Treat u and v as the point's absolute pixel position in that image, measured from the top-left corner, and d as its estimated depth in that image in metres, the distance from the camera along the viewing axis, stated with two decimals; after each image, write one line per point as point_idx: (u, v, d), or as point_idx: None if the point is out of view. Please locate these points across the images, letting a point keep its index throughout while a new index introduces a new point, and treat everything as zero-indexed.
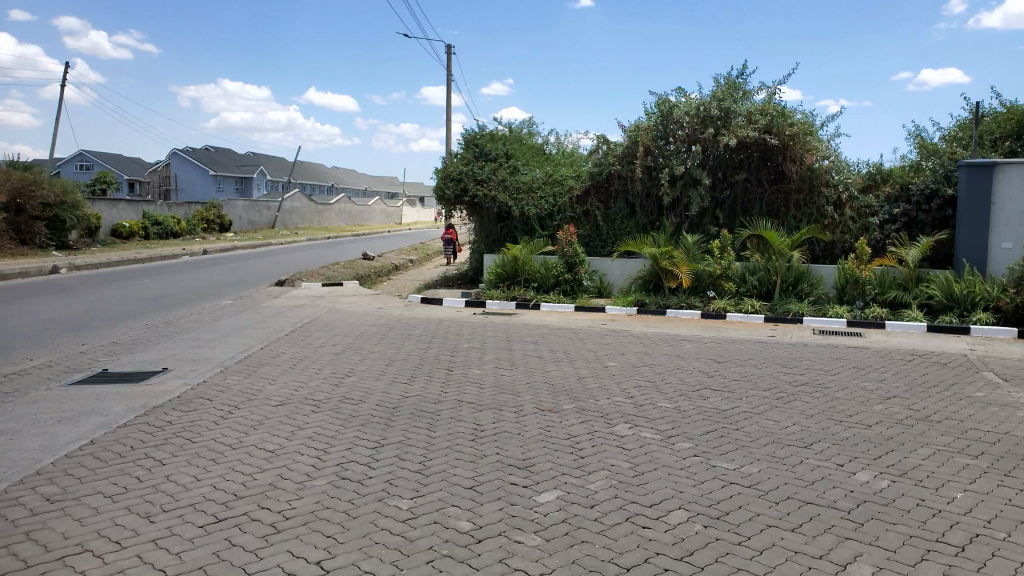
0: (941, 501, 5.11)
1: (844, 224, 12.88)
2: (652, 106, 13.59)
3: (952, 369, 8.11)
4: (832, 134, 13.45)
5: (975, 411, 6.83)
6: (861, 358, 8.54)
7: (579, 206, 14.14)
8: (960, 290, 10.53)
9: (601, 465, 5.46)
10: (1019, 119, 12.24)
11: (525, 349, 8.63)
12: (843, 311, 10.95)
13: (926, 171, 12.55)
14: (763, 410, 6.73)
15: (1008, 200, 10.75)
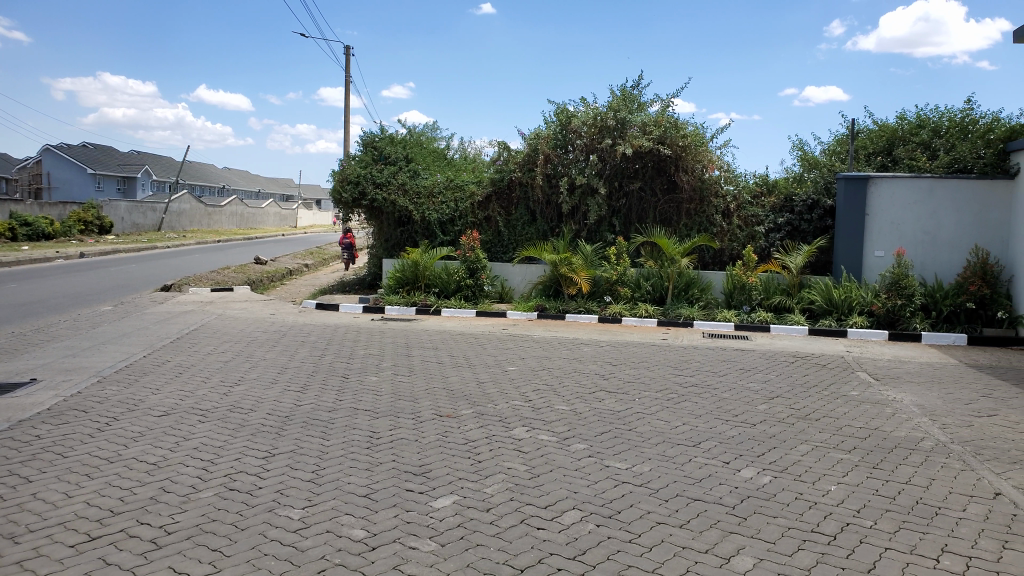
0: (817, 494, 5.42)
1: (732, 233, 13.49)
2: (551, 115, 13.84)
3: (829, 370, 8.61)
4: (722, 146, 14.06)
5: (849, 408, 7.30)
6: (746, 359, 8.96)
7: (480, 211, 14.34)
8: (839, 296, 11.19)
9: (498, 468, 5.50)
10: (889, 136, 13.11)
11: (425, 355, 8.59)
12: (731, 315, 11.47)
13: (807, 183, 13.27)
14: (655, 411, 6.96)
15: (880, 211, 11.53)
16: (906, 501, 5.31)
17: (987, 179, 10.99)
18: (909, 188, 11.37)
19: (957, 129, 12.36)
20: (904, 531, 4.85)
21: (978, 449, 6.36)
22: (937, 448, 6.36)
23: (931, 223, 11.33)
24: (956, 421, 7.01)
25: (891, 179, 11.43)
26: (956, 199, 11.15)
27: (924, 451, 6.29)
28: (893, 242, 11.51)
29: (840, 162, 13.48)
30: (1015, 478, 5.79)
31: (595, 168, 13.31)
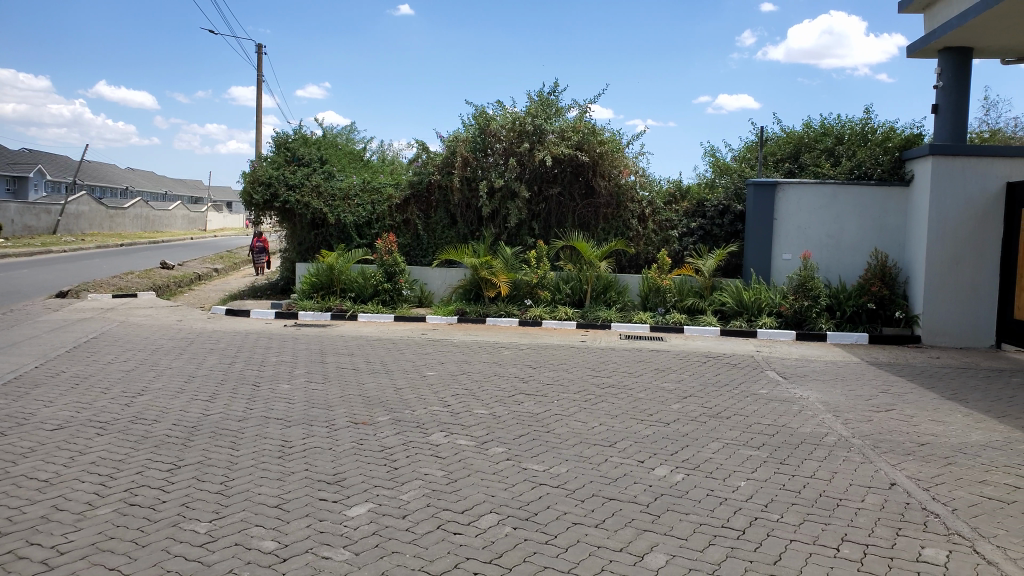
0: (727, 490, 5.59)
1: (647, 237, 13.82)
2: (470, 118, 13.86)
3: (740, 370, 8.91)
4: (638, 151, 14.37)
5: (758, 406, 7.55)
6: (661, 360, 9.16)
7: (398, 214, 14.21)
8: (749, 297, 11.62)
9: (414, 475, 5.45)
10: (795, 143, 13.71)
11: (341, 361, 8.44)
12: (647, 318, 11.72)
13: (719, 189, 13.66)
14: (573, 412, 7.04)
15: (787, 215, 12.03)
16: (810, 495, 5.53)
17: (884, 186, 11.46)
18: (814, 194, 11.89)
19: (856, 136, 13.04)
20: (808, 523, 5.05)
21: (877, 442, 6.70)
22: (840, 442, 6.66)
23: (835, 227, 11.86)
24: (857, 416, 7.36)
25: (798, 186, 11.95)
26: (857, 204, 11.66)
27: (828, 446, 6.57)
28: (800, 245, 12.02)
29: (749, 167, 13.98)
30: (909, 469, 6.12)
31: (515, 172, 13.39)
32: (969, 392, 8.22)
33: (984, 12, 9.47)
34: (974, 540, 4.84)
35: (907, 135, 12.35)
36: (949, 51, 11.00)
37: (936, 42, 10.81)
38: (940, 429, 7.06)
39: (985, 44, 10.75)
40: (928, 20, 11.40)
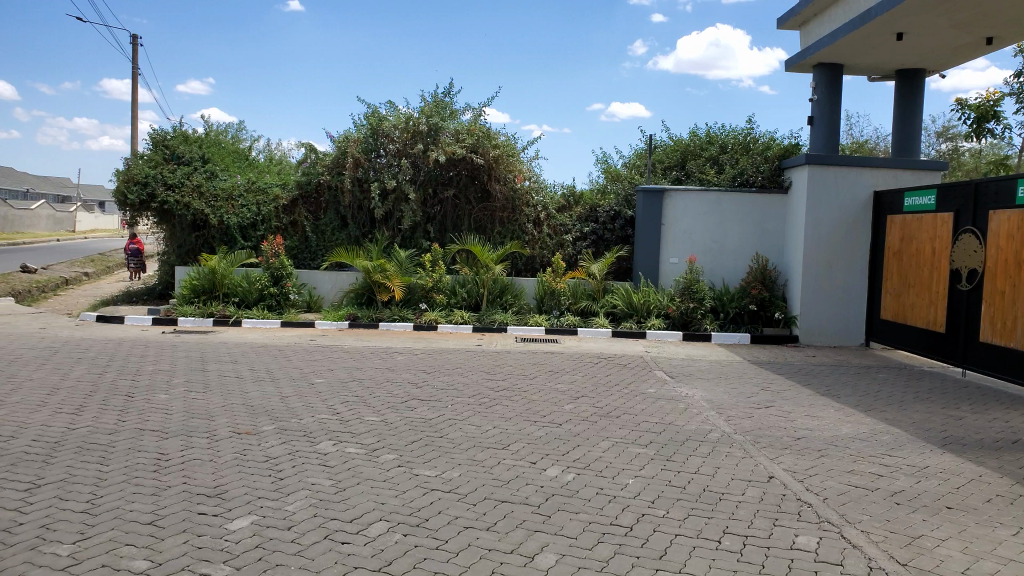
0: (616, 488, 5.71)
1: (543, 240, 13.94)
2: (362, 118, 13.62)
3: (630, 370, 9.15)
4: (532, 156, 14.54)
5: (646, 405, 7.77)
6: (555, 362, 9.28)
7: (285, 215, 13.88)
8: (639, 300, 11.98)
9: (300, 485, 5.28)
10: (682, 151, 14.26)
11: (223, 370, 8.10)
12: (542, 320, 11.86)
13: (610, 195, 14.03)
14: (466, 416, 7.02)
15: (675, 220, 12.44)
16: (695, 490, 5.73)
17: (765, 194, 12.10)
18: (699, 201, 12.36)
19: (739, 146, 13.68)
20: (692, 517, 5.22)
21: (757, 437, 7.03)
22: (723, 438, 6.94)
23: (719, 233, 12.38)
24: (739, 413, 7.69)
25: (684, 192, 12.37)
26: (740, 211, 12.22)
27: (711, 442, 6.83)
28: (687, 250, 12.47)
29: (639, 174, 14.43)
30: (785, 462, 6.45)
31: (408, 174, 13.28)
32: (840, 388, 8.76)
33: (852, 31, 10.14)
34: (842, 526, 5.14)
35: (785, 144, 13.13)
36: (822, 67, 11.71)
37: (811, 58, 11.48)
38: (814, 423, 7.48)
39: (853, 61, 11.50)
40: (803, 37, 12.11)
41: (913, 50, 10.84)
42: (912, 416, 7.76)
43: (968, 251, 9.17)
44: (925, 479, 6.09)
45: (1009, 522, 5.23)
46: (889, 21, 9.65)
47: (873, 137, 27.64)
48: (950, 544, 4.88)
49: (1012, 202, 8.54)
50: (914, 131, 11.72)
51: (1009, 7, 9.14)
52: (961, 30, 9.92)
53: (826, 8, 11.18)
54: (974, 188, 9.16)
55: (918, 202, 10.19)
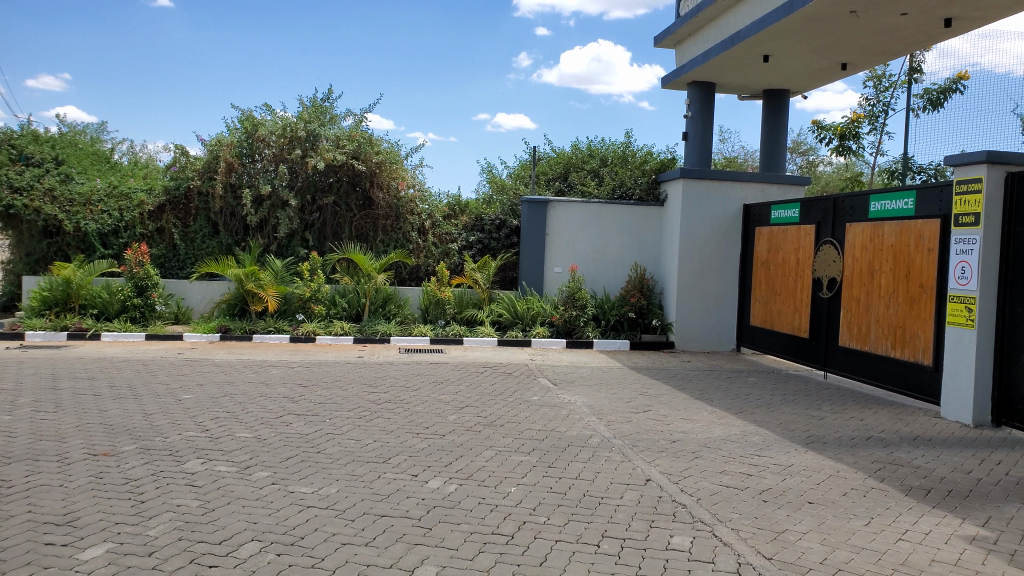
0: (498, 497, 5.72)
1: (427, 249, 13.85)
2: (235, 121, 13.10)
3: (514, 378, 9.21)
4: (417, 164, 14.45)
5: (530, 413, 7.84)
6: (438, 373, 9.22)
7: (151, 222, 13.12)
8: (523, 308, 12.13)
9: (164, 507, 4.97)
10: (565, 164, 14.66)
11: (78, 387, 7.53)
12: (426, 330, 11.76)
13: (496, 205, 14.06)
14: (346, 430, 6.85)
15: (559, 231, 12.64)
16: (575, 495, 5.83)
17: (643, 205, 12.55)
18: (581, 212, 12.63)
19: (619, 159, 14.22)
20: (572, 523, 5.29)
21: (635, 441, 7.23)
22: (603, 443, 7.10)
23: (600, 243, 12.69)
24: (618, 418, 7.89)
25: (567, 203, 12.58)
26: (620, 221, 12.60)
27: (592, 448, 6.97)
28: (570, 259, 12.70)
29: (524, 185, 14.63)
30: (661, 464, 6.67)
31: (285, 180, 12.87)
32: (714, 392, 9.16)
33: (723, 51, 10.68)
34: (714, 525, 5.36)
35: (661, 158, 13.73)
36: (696, 85, 12.28)
37: (686, 75, 12.00)
38: (689, 426, 7.78)
39: (725, 80, 12.13)
40: (678, 55, 12.65)
41: (778, 72, 11.55)
42: (778, 417, 8.22)
43: (828, 261, 9.85)
44: (790, 476, 6.45)
45: (863, 513, 5.61)
46: (756, 44, 10.23)
47: (743, 154, 29.34)
48: (811, 536, 5.18)
49: (865, 216, 9.25)
50: (779, 147, 12.46)
51: (861, 36, 9.90)
52: (820, 55, 10.65)
53: (700, 29, 11.74)
54: (832, 203, 9.86)
55: (783, 215, 10.85)
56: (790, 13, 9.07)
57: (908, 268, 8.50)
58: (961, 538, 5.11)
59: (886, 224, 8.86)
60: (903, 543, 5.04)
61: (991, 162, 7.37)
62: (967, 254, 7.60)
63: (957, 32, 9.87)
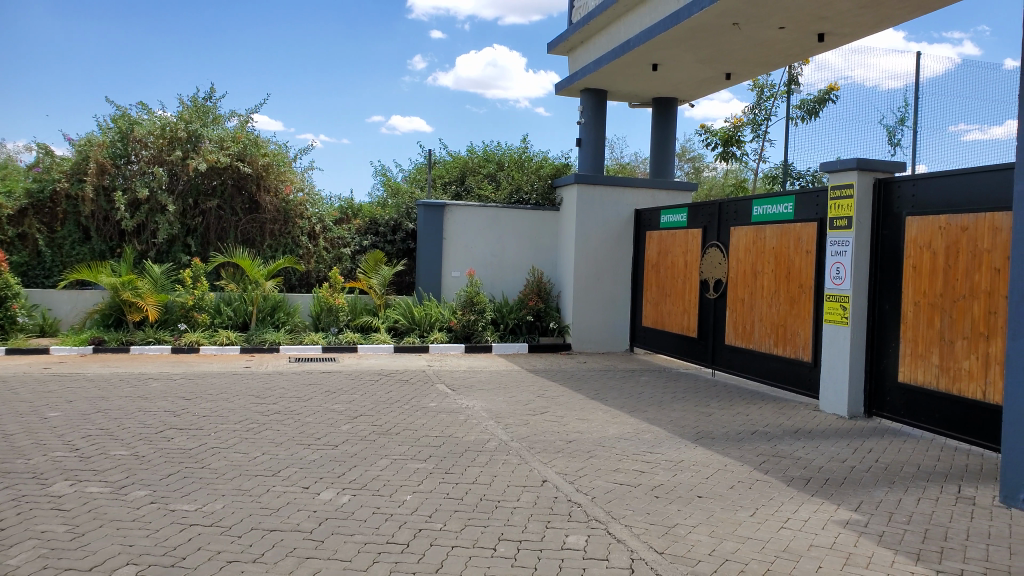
0: (394, 505, 5.63)
1: (319, 254, 13.59)
2: (109, 121, 12.43)
3: (411, 385, 9.12)
4: (307, 166, 14.12)
5: (426, 419, 7.78)
6: (331, 382, 9.01)
7: (13, 227, 12.30)
8: (421, 314, 12.01)
9: (28, 534, 4.63)
10: (461, 167, 14.85)
11: None
12: (318, 338, 11.49)
13: (389, 208, 14.05)
14: (232, 443, 6.59)
15: (455, 235, 12.60)
16: (472, 500, 5.81)
17: (539, 210, 12.74)
18: (477, 216, 12.65)
19: (514, 164, 14.36)
20: (468, 528, 5.27)
21: (531, 443, 7.29)
22: (500, 447, 7.12)
23: (498, 248, 12.75)
24: (515, 421, 7.93)
25: (464, 207, 12.59)
26: (516, 226, 12.71)
27: (489, 452, 6.98)
28: (467, 263, 12.69)
29: (419, 189, 14.74)
30: (557, 465, 6.75)
31: (163, 183, 12.30)
32: (608, 392, 9.37)
33: (614, 59, 10.96)
34: (608, 522, 5.46)
35: (555, 164, 13.96)
36: (589, 91, 12.54)
37: (579, 82, 12.23)
38: (584, 426, 7.92)
39: (616, 88, 12.44)
40: (571, 62, 12.89)
41: (667, 81, 11.95)
42: (669, 415, 8.48)
43: (715, 263, 10.26)
44: (680, 472, 6.66)
45: (748, 504, 5.85)
46: (646, 53, 10.55)
47: (635, 160, 30.29)
48: (700, 529, 5.36)
49: (748, 220, 9.69)
50: (669, 154, 12.89)
51: (744, 48, 10.38)
52: (705, 65, 11.09)
53: (591, 37, 12.01)
54: (718, 208, 10.27)
55: (672, 220, 11.24)
56: (676, 23, 9.41)
57: (788, 270, 8.96)
58: (836, 523, 5.40)
59: (767, 227, 9.33)
60: (784, 530, 5.29)
61: (861, 169, 7.87)
62: (840, 255, 8.08)
63: (830, 46, 10.50)
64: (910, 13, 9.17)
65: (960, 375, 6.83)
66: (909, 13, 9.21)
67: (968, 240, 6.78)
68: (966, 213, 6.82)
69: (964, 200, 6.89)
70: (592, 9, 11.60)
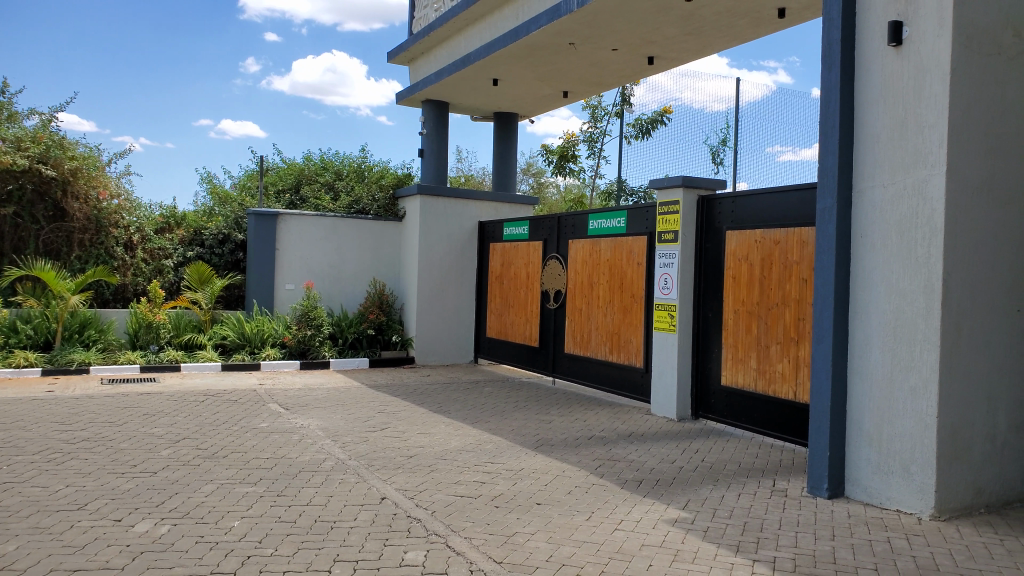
0: (219, 533, 5.30)
1: (136, 266, 12.61)
2: None
3: (241, 405, 8.66)
4: (124, 171, 13.16)
5: (257, 440, 7.41)
6: (150, 404, 8.38)
7: None
8: (251, 329, 11.43)
9: None
10: (296, 175, 14.57)
11: None
12: (135, 357, 10.70)
13: (216, 217, 13.39)
14: (29, 477, 5.95)
15: (290, 246, 12.10)
16: (306, 522, 5.57)
17: (380, 220, 12.59)
18: (314, 226, 12.25)
19: (354, 174, 14.12)
20: (301, 551, 5.05)
21: (370, 460, 7.12)
22: (337, 465, 6.91)
23: (336, 258, 12.41)
24: (353, 439, 7.73)
25: (299, 216, 12.13)
26: (354, 237, 12.46)
27: (325, 471, 6.75)
28: (303, 275, 12.21)
29: (250, 197, 14.21)
30: (397, 481, 6.64)
31: None
32: (451, 404, 9.35)
33: (455, 72, 11.02)
34: (448, 536, 5.43)
35: (396, 174, 13.88)
36: (429, 103, 12.53)
37: (420, 93, 12.19)
38: (424, 440, 7.85)
39: (458, 101, 12.52)
40: (412, 73, 12.84)
41: (508, 96, 12.19)
42: (510, 424, 8.60)
43: (555, 275, 10.55)
44: (520, 480, 6.76)
45: (584, 508, 6.03)
46: (486, 68, 10.73)
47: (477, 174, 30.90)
48: (538, 536, 5.45)
49: (585, 233, 10.06)
50: (510, 167, 13.14)
51: (580, 67, 10.79)
52: (544, 82, 11.43)
53: (432, 48, 12.04)
54: (557, 221, 10.58)
55: (515, 232, 11.46)
56: (515, 40, 9.63)
57: (621, 281, 9.39)
58: (665, 522, 5.67)
59: (603, 240, 9.72)
60: (617, 532, 5.49)
61: (687, 186, 8.39)
62: (668, 267, 8.55)
63: (658, 70, 11.15)
64: (727, 42, 9.92)
65: (774, 377, 7.41)
66: (727, 43, 9.97)
67: (780, 253, 7.39)
68: (778, 228, 7.44)
69: (775, 216, 7.50)
70: (432, 21, 11.64)
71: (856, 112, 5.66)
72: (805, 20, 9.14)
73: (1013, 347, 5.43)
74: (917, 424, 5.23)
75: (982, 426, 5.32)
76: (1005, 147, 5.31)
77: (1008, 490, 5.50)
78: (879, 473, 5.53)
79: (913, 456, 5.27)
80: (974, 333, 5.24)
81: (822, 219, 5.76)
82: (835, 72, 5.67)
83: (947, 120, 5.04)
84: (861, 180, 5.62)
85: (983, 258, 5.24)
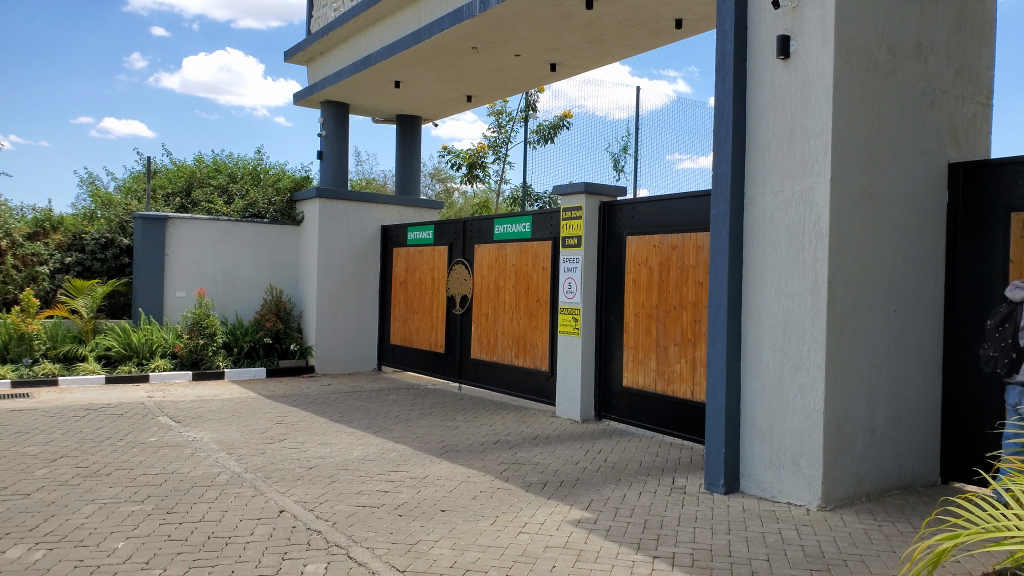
0: (102, 555, 4.99)
1: (5, 274, 11.79)
2: None
3: (127, 419, 8.20)
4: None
5: (145, 456, 7.04)
6: (23, 421, 7.83)
7: None
8: (137, 339, 10.82)
9: None
10: (187, 177, 14.00)
11: None
12: (5, 372, 9.91)
13: (98, 221, 12.66)
14: None
15: (180, 251, 11.59)
16: (198, 539, 5.32)
17: (276, 225, 12.24)
18: (206, 231, 11.78)
19: (249, 177, 13.71)
20: (193, 570, 4.81)
21: (267, 473, 6.88)
22: (232, 479, 6.64)
23: (230, 264, 11.96)
24: (249, 451, 7.45)
25: (189, 220, 11.63)
26: (250, 241, 12.07)
27: (219, 485, 6.47)
28: (194, 282, 11.71)
29: (136, 201, 13.56)
30: (296, 493, 6.44)
31: None
32: (353, 413, 9.17)
33: (356, 73, 10.83)
34: (350, 547, 5.29)
35: (294, 177, 13.55)
36: (329, 104, 12.27)
37: (319, 94, 11.95)
38: (325, 450, 7.66)
39: (359, 102, 12.31)
40: (310, 73, 12.54)
41: (410, 99, 12.10)
42: (415, 431, 8.50)
43: (460, 279, 10.52)
44: (424, 488, 6.68)
45: (488, 513, 6.02)
46: (387, 69, 10.59)
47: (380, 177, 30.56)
48: (442, 543, 5.39)
49: (490, 237, 10.08)
50: (414, 170, 13.03)
51: (483, 72, 10.81)
52: (448, 86, 11.39)
53: (331, 49, 11.80)
54: (462, 226, 10.55)
55: (418, 236, 11.37)
56: (417, 43, 9.56)
57: (525, 286, 9.47)
58: (569, 523, 5.73)
59: (508, 245, 9.77)
60: (522, 535, 5.50)
61: (589, 192, 8.53)
62: (572, 271, 8.68)
63: (561, 76, 11.31)
64: (627, 51, 10.16)
65: (673, 377, 7.62)
66: (627, 51, 10.22)
67: (677, 257, 7.62)
68: (675, 234, 7.66)
69: (673, 221, 7.73)
70: (331, 21, 11.41)
71: (748, 122, 5.90)
72: (700, 31, 9.48)
73: (890, 344, 5.78)
74: (805, 420, 5.48)
75: (864, 419, 5.63)
76: (882, 157, 5.65)
77: (887, 479, 5.83)
78: (771, 467, 5.77)
79: (802, 450, 5.52)
80: (856, 332, 5.54)
81: (716, 224, 5.97)
82: (728, 83, 5.89)
83: (830, 132, 5.33)
84: (752, 188, 5.86)
85: (863, 262, 5.55)
